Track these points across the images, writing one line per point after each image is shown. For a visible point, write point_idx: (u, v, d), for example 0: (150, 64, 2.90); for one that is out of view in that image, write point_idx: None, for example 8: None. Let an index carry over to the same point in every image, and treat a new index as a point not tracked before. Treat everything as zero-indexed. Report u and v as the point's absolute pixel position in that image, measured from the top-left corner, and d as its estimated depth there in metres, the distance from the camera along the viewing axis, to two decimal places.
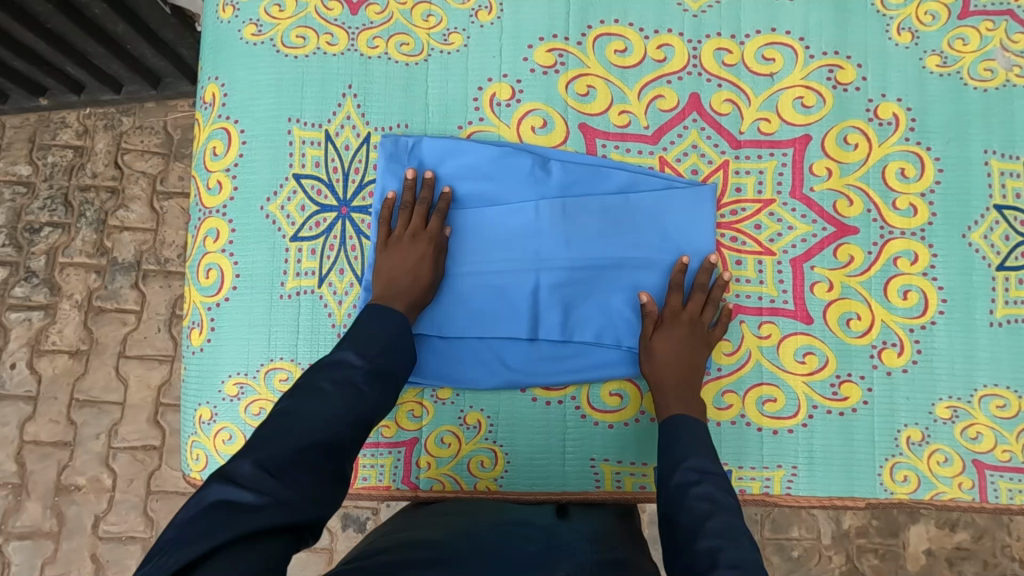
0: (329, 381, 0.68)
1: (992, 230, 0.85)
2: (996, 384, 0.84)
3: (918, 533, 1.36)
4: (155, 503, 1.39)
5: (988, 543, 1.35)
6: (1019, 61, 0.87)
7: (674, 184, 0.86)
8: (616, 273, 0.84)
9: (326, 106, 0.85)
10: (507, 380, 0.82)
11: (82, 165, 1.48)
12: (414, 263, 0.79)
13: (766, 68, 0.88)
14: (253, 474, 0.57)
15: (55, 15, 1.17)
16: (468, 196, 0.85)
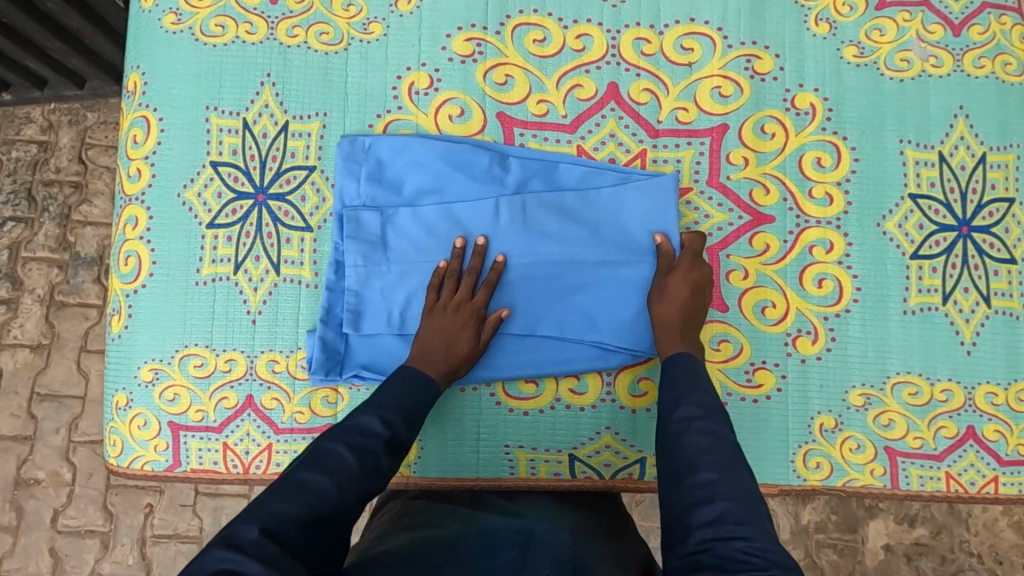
0: (346, 447, 0.65)
1: (906, 219, 0.86)
2: (908, 371, 0.84)
3: (876, 529, 1.35)
4: (114, 497, 1.40)
5: (945, 539, 1.35)
6: (936, 52, 0.88)
7: (634, 178, 0.85)
8: (576, 271, 0.83)
9: (244, 94, 0.86)
10: (475, 377, 0.83)
11: (45, 159, 1.46)
12: (454, 337, 0.78)
13: (684, 57, 0.88)
14: (258, 541, 0.55)
15: (11, 11, 1.14)
16: (423, 194, 0.85)
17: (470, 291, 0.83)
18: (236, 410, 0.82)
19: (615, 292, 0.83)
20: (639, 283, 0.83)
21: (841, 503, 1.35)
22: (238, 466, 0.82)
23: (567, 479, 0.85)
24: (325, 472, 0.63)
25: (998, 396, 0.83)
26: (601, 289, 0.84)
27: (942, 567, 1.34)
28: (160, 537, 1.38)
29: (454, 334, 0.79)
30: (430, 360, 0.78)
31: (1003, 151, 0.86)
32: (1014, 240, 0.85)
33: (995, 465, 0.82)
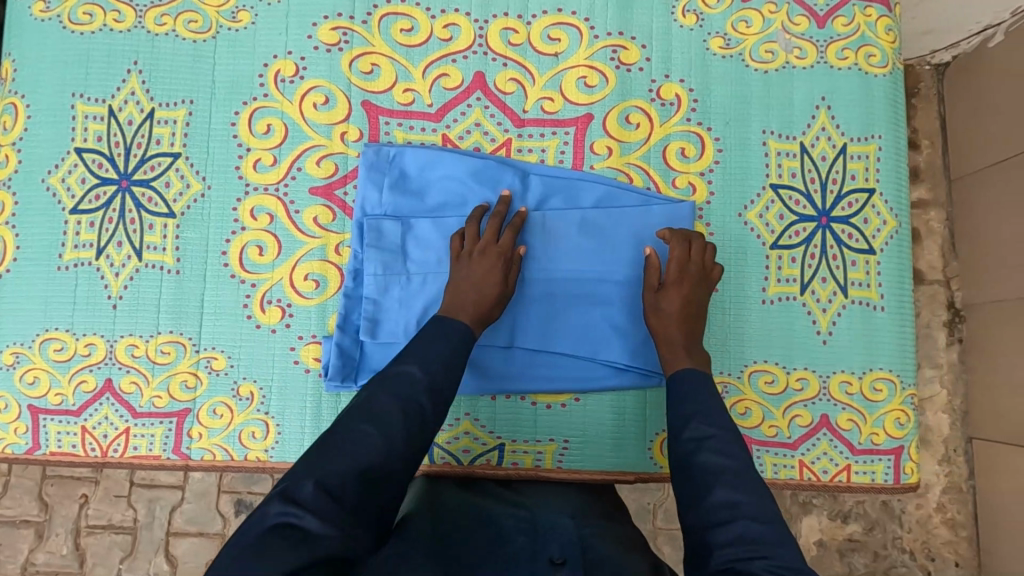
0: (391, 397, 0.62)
1: (767, 209, 0.86)
2: (766, 360, 0.85)
3: (810, 525, 1.24)
4: (52, 487, 1.29)
5: (879, 535, 1.24)
6: (800, 44, 0.88)
7: (651, 200, 0.86)
8: (598, 287, 0.85)
9: (110, 82, 0.87)
10: (481, 385, 0.84)
11: None
12: (483, 279, 0.77)
13: (551, 48, 0.89)
14: (317, 496, 0.54)
15: None
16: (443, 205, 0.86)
17: (415, 301, 0.83)
18: (94, 394, 0.83)
19: (530, 306, 0.84)
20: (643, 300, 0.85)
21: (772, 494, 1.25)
22: (97, 449, 0.83)
23: (426, 465, 0.85)
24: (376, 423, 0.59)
25: (851, 385, 0.84)
26: (593, 307, 0.85)
27: (875, 564, 1.23)
28: (95, 527, 1.27)
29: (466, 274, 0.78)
30: (462, 308, 0.75)
31: (863, 142, 0.87)
32: (873, 231, 0.86)
33: (847, 454, 0.83)
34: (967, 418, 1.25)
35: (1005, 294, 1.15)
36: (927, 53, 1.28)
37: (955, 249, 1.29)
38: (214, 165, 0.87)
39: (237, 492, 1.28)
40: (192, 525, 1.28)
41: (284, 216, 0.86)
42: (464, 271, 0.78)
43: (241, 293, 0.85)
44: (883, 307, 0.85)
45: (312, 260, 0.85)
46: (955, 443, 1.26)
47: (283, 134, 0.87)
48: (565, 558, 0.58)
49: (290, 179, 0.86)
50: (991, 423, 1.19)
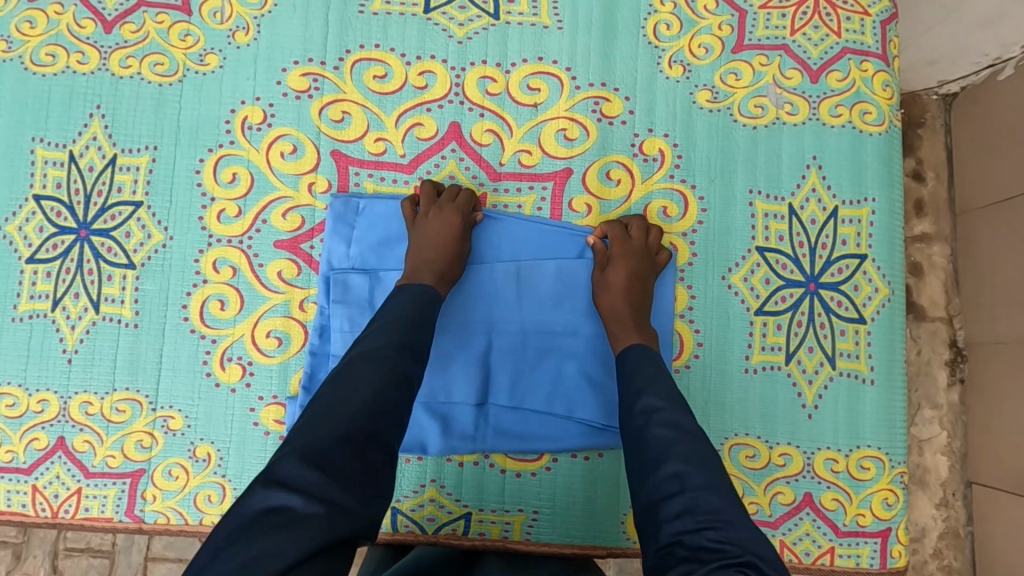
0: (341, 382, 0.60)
1: (753, 273, 0.82)
2: (747, 433, 0.81)
3: None
4: None
5: None
6: (791, 99, 0.84)
7: None
8: (572, 340, 0.82)
9: (71, 126, 0.84)
10: (451, 446, 0.80)
11: None
12: (442, 230, 0.78)
13: (530, 98, 0.85)
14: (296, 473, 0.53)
15: None
16: None
17: None
18: (46, 452, 0.80)
19: (502, 360, 0.82)
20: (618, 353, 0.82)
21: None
22: (47, 509, 0.80)
23: (388, 533, 0.81)
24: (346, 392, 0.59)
25: (837, 463, 0.80)
26: (568, 360, 0.82)
27: None
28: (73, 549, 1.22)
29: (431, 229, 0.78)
30: (426, 267, 0.76)
31: (856, 205, 0.83)
32: (864, 299, 0.81)
33: (831, 535, 0.79)
34: (967, 460, 1.20)
35: (1001, 335, 1.12)
36: (935, 83, 1.21)
37: (958, 285, 1.23)
38: (176, 215, 0.84)
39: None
40: (170, 551, 1.23)
41: (247, 270, 0.82)
42: (425, 227, 0.78)
43: (200, 349, 0.82)
44: (872, 380, 0.81)
45: (274, 317, 0.82)
46: (954, 486, 1.20)
47: (249, 183, 0.83)
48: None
49: (255, 231, 0.83)
50: (993, 468, 1.14)
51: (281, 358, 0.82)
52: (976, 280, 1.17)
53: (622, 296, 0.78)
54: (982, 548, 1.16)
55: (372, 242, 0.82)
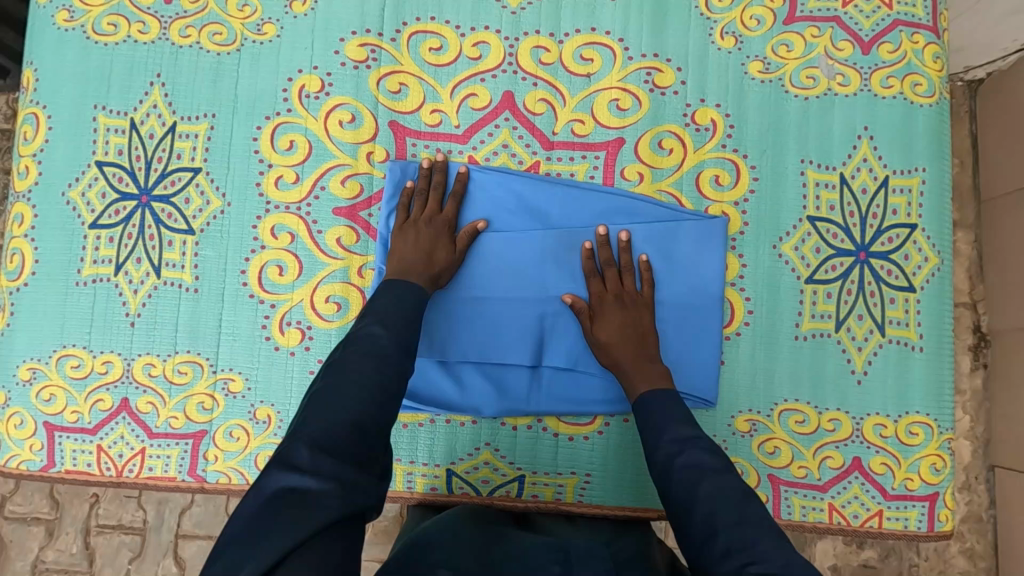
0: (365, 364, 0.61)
1: (803, 242, 0.84)
2: (797, 398, 0.82)
3: (825, 549, 1.20)
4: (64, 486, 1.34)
5: (896, 563, 1.20)
6: (842, 70, 0.85)
7: (681, 216, 0.84)
8: None
9: (132, 94, 0.85)
10: (505, 407, 0.82)
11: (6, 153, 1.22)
12: (431, 245, 0.79)
13: (583, 69, 0.86)
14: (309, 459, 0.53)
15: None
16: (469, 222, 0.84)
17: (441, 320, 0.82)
18: (110, 413, 0.82)
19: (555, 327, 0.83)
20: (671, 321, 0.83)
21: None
22: (112, 469, 0.82)
23: (444, 494, 0.83)
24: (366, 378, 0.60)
25: (886, 428, 0.81)
26: None
27: None
28: (104, 527, 1.29)
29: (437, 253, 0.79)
30: (414, 271, 0.76)
31: (906, 174, 0.84)
32: (914, 267, 0.82)
33: (879, 499, 0.80)
34: (989, 446, 1.21)
35: None
36: (961, 71, 1.21)
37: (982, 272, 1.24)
38: (235, 182, 0.85)
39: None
40: (200, 528, 1.31)
41: (305, 236, 0.84)
42: (405, 238, 0.79)
43: (259, 314, 0.83)
44: (921, 348, 0.82)
45: (333, 283, 0.84)
46: (977, 470, 1.22)
47: (306, 151, 0.85)
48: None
49: (313, 198, 0.84)
50: (1015, 453, 1.15)
51: (338, 324, 0.83)
52: (1001, 268, 1.19)
53: (618, 347, 0.77)
54: (1004, 532, 1.18)
55: (429, 207, 0.84)
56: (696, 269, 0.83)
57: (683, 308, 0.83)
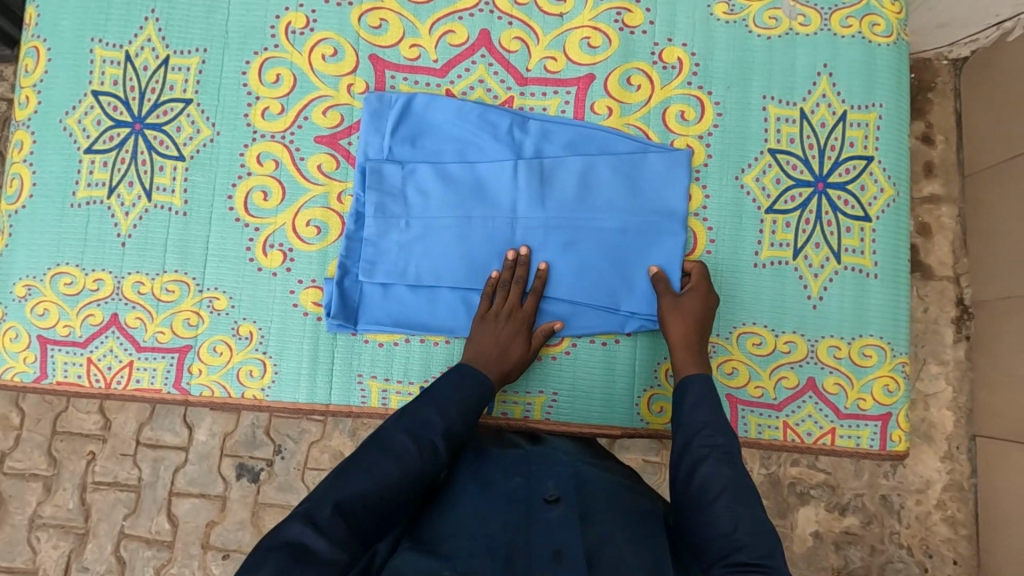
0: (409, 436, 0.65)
1: (764, 172, 0.87)
2: (755, 322, 0.85)
3: (807, 516, 1.23)
4: (60, 443, 1.38)
5: (878, 529, 1.23)
6: (804, 11, 0.89)
7: (650, 148, 0.87)
8: (593, 231, 0.86)
9: (129, 29, 0.90)
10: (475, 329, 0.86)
11: None
12: (507, 343, 0.81)
13: (556, 8, 0.90)
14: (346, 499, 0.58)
15: None
16: (446, 152, 0.88)
17: (414, 244, 0.86)
18: (101, 326, 0.86)
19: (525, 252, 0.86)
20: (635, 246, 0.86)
21: (772, 487, 1.23)
22: (100, 380, 0.86)
23: None
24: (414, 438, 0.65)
25: (840, 350, 0.84)
26: (587, 250, 0.86)
27: (873, 558, 1.22)
28: (100, 484, 1.36)
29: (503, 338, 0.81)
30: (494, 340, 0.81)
31: (864, 110, 0.87)
32: (869, 198, 0.86)
33: (833, 417, 0.83)
34: (972, 416, 1.24)
35: (1011, 290, 1.15)
36: (946, 46, 1.25)
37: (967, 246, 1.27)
38: (224, 112, 0.89)
39: (240, 456, 1.36)
40: (193, 487, 1.35)
41: (288, 162, 0.88)
42: (484, 334, 0.81)
43: (245, 236, 0.88)
44: (876, 275, 0.85)
45: (314, 207, 0.88)
46: (958, 440, 1.24)
47: (291, 84, 0.89)
48: (559, 495, 0.64)
49: (297, 126, 0.89)
50: (995, 420, 1.18)
51: (318, 247, 0.87)
52: (987, 238, 1.21)
53: (695, 326, 0.79)
54: (985, 499, 1.20)
55: (407, 136, 0.88)
56: (662, 195, 0.86)
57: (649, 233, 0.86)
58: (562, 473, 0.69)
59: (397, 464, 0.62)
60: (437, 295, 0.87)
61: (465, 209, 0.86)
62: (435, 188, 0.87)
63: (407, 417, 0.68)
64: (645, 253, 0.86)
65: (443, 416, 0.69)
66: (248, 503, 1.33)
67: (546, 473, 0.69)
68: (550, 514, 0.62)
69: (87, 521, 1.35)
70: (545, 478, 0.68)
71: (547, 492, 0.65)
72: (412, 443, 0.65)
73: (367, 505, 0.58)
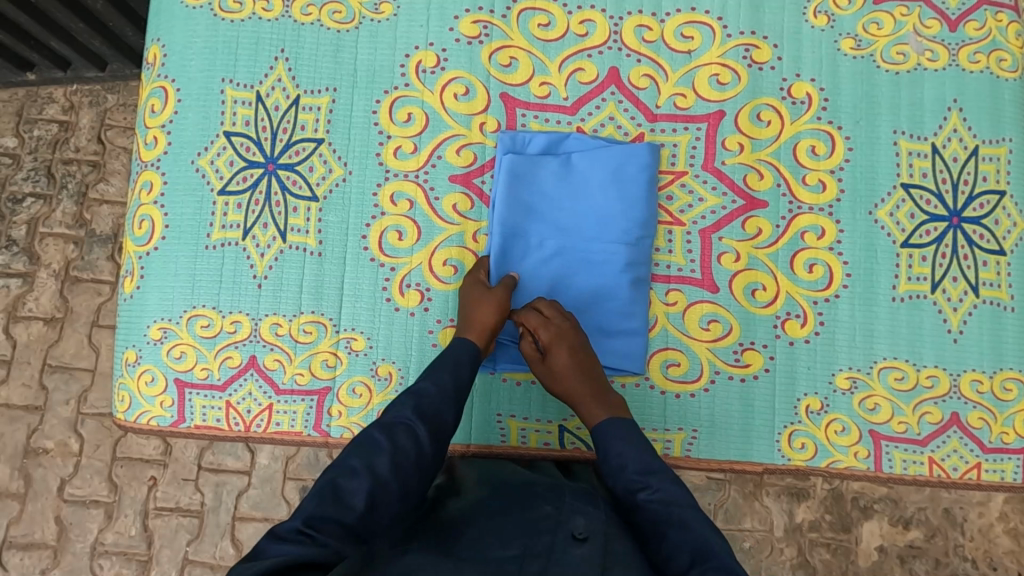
0: (381, 429, 0.67)
1: (898, 208, 0.88)
2: (895, 356, 0.86)
3: (871, 530, 1.37)
4: (120, 469, 1.42)
5: (942, 542, 1.37)
6: (931, 46, 0.90)
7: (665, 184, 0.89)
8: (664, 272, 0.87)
9: (258, 68, 0.90)
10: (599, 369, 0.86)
11: (66, 139, 1.49)
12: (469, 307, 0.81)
13: (684, 45, 0.91)
14: (319, 503, 0.60)
15: (69, 18, 1.25)
16: (564, 195, 0.88)
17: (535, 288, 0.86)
18: (239, 369, 0.85)
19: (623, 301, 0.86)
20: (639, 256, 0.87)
21: (836, 503, 1.38)
22: (240, 424, 0.85)
23: (556, 449, 0.87)
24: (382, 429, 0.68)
25: (982, 384, 0.85)
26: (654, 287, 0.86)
27: (938, 570, 1.36)
28: (162, 509, 1.40)
29: (561, 370, 0.78)
30: (470, 326, 0.80)
31: (995, 144, 0.88)
32: (1003, 232, 0.87)
33: (977, 452, 0.84)
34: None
35: None
36: None
37: None
38: (355, 151, 0.89)
39: (302, 480, 1.40)
40: (256, 511, 1.40)
41: (423, 202, 0.88)
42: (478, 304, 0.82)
43: (380, 276, 0.87)
44: (1012, 307, 0.86)
45: (450, 246, 0.88)
46: None
47: (423, 122, 0.89)
48: (587, 534, 0.62)
49: (430, 166, 0.88)
50: None
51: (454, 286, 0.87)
52: None
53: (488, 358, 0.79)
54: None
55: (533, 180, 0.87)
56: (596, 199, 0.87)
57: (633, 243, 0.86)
58: (594, 513, 0.67)
59: (389, 456, 0.65)
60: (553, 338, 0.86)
61: (588, 249, 0.87)
62: (554, 231, 0.87)
63: (392, 406, 0.71)
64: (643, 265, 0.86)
65: (436, 385, 0.73)
66: None
67: (575, 506, 0.68)
68: (575, 551, 0.60)
69: (150, 548, 1.39)
70: (574, 512, 0.66)
71: (575, 529, 0.63)
72: (387, 433, 0.67)
73: (350, 509, 0.60)
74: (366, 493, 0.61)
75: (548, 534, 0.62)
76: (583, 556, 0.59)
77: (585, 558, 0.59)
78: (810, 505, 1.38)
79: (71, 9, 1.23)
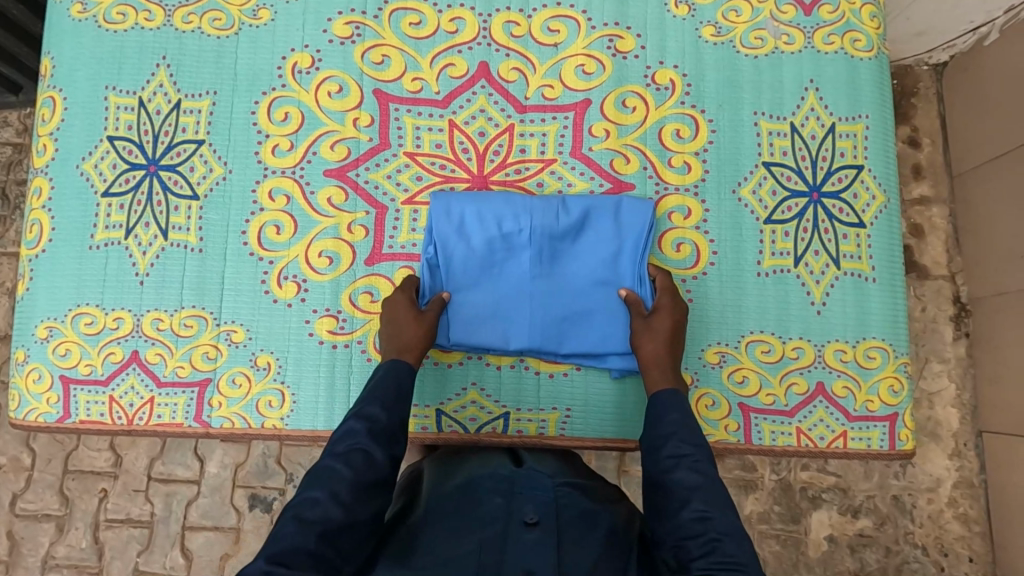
0: (373, 413, 0.73)
1: (760, 186, 0.90)
2: (762, 330, 0.88)
3: (820, 520, 1.35)
4: (71, 482, 1.42)
5: (892, 530, 1.35)
6: (788, 30, 0.93)
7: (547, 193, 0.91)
8: (539, 206, 0.88)
9: (141, 75, 0.93)
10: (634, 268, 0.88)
11: (20, 161, 1.48)
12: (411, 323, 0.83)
13: (551, 39, 0.94)
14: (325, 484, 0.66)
15: (20, 47, 1.25)
16: (485, 301, 0.88)
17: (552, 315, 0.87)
18: (122, 364, 0.88)
19: (577, 239, 0.89)
20: (534, 225, 0.87)
21: (784, 494, 1.36)
22: (123, 417, 0.88)
23: (434, 433, 0.89)
24: (377, 405, 0.74)
25: (846, 353, 0.87)
26: (572, 217, 0.88)
27: (889, 559, 1.34)
28: (113, 521, 1.39)
29: (659, 326, 0.82)
30: (409, 349, 0.81)
31: (851, 121, 0.91)
32: (863, 206, 0.89)
33: (843, 421, 0.86)
34: (976, 412, 1.37)
35: (1006, 287, 1.28)
36: (925, 53, 1.42)
37: (959, 245, 1.43)
38: (235, 151, 0.92)
39: (252, 487, 1.39)
40: (206, 520, 1.39)
41: (300, 198, 0.91)
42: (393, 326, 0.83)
43: (259, 270, 0.90)
44: (874, 279, 0.88)
45: (326, 238, 0.90)
46: (966, 437, 1.37)
47: (300, 121, 0.93)
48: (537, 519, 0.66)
49: (307, 162, 0.92)
50: (1000, 416, 1.31)
51: (364, 316, 0.89)
52: (998, 228, 1.30)
53: (661, 339, 0.82)
54: (995, 495, 1.33)
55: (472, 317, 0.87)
56: (509, 231, 0.88)
57: (532, 232, 0.87)
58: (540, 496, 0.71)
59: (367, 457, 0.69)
60: (594, 319, 0.88)
61: (540, 262, 0.88)
62: (526, 305, 0.87)
63: (341, 433, 0.71)
64: (550, 216, 0.87)
65: (386, 411, 0.74)
66: (263, 533, 1.37)
67: (525, 494, 0.70)
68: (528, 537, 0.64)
69: (101, 559, 1.38)
70: (523, 501, 0.69)
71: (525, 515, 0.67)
72: (345, 460, 0.68)
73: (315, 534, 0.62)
74: (332, 520, 0.63)
75: (502, 520, 0.66)
76: (536, 541, 0.63)
77: (540, 541, 0.63)
78: (757, 496, 1.36)
79: (17, 36, 1.23)
